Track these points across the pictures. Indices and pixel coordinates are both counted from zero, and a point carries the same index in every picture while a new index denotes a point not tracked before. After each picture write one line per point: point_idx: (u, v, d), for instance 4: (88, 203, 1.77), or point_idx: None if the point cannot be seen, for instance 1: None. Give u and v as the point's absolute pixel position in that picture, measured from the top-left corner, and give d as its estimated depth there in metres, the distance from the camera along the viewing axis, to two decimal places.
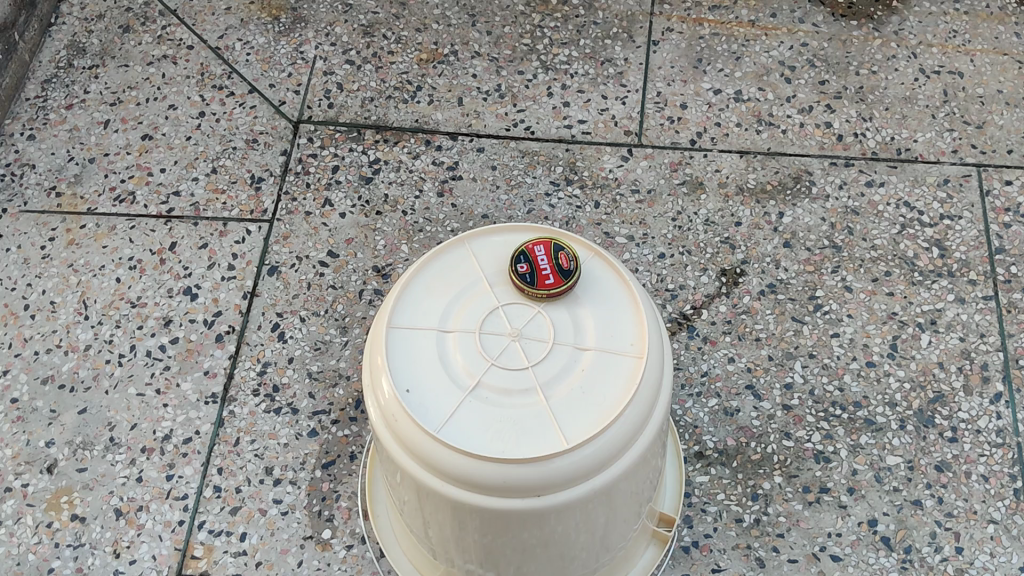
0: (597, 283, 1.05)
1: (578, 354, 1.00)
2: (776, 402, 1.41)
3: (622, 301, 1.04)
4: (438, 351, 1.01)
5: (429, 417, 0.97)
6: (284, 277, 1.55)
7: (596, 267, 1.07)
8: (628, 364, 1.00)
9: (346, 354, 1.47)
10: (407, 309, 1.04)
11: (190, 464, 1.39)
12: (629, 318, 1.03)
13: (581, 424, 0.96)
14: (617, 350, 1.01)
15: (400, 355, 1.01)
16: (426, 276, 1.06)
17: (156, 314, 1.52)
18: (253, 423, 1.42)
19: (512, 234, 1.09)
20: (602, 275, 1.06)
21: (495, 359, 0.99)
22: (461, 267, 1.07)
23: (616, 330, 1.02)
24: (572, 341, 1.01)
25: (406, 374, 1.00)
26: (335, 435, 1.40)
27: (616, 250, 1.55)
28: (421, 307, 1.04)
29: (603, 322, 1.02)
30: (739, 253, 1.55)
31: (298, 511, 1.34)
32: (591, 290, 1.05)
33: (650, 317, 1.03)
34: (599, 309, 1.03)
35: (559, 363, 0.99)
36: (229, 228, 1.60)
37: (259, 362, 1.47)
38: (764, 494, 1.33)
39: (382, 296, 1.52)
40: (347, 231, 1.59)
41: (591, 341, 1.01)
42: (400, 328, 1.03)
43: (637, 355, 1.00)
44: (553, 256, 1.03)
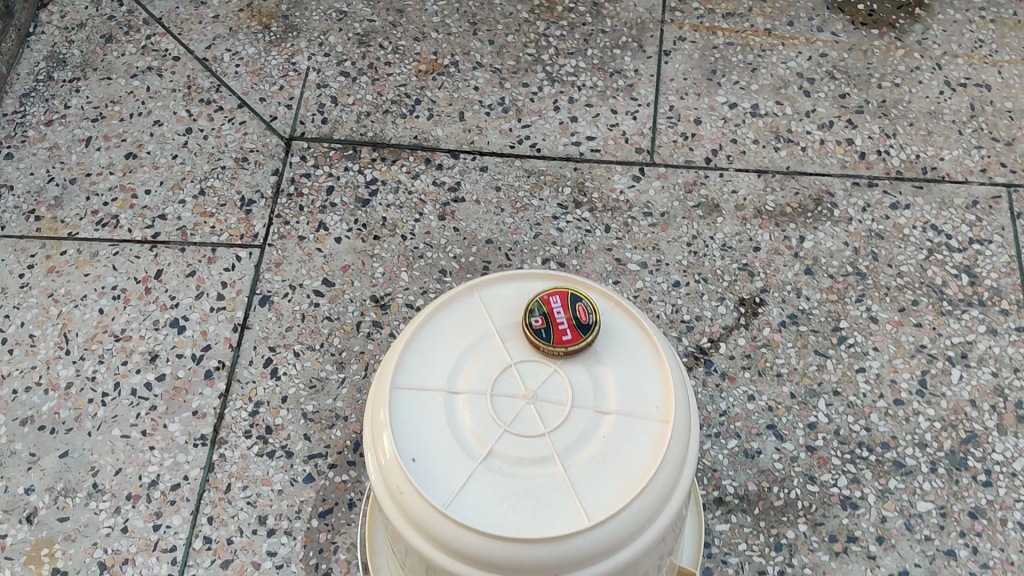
0: (617, 335, 0.96)
1: (597, 418, 0.90)
2: (799, 443, 1.33)
3: (646, 356, 0.94)
4: (445, 415, 0.91)
5: (434, 490, 0.87)
6: (276, 308, 1.46)
7: (616, 316, 0.97)
8: (653, 429, 0.90)
9: (344, 393, 1.38)
10: (410, 364, 0.94)
11: (178, 512, 1.31)
12: (654, 374, 0.93)
13: (603, 498, 0.86)
14: (641, 412, 0.91)
15: (403, 418, 0.91)
16: (431, 327, 0.97)
17: (141, 349, 1.44)
18: (245, 467, 1.34)
19: (525, 281, 1.00)
20: (624, 326, 0.96)
21: (509, 425, 0.89)
22: (469, 319, 0.97)
23: (640, 389, 0.92)
24: (592, 403, 0.91)
25: (409, 441, 0.90)
26: (332, 480, 1.32)
27: (629, 278, 1.47)
28: (426, 364, 0.94)
29: (626, 381, 0.93)
30: (758, 281, 1.47)
31: (294, 564, 1.26)
32: (611, 344, 0.95)
33: (676, 374, 0.93)
34: (621, 366, 0.93)
35: (577, 428, 0.89)
36: (217, 254, 1.51)
37: (251, 402, 1.38)
38: (788, 544, 1.25)
39: (381, 328, 1.44)
40: (343, 258, 1.50)
41: (612, 403, 0.91)
42: (403, 387, 0.93)
43: (664, 418, 0.90)
44: (570, 309, 0.93)
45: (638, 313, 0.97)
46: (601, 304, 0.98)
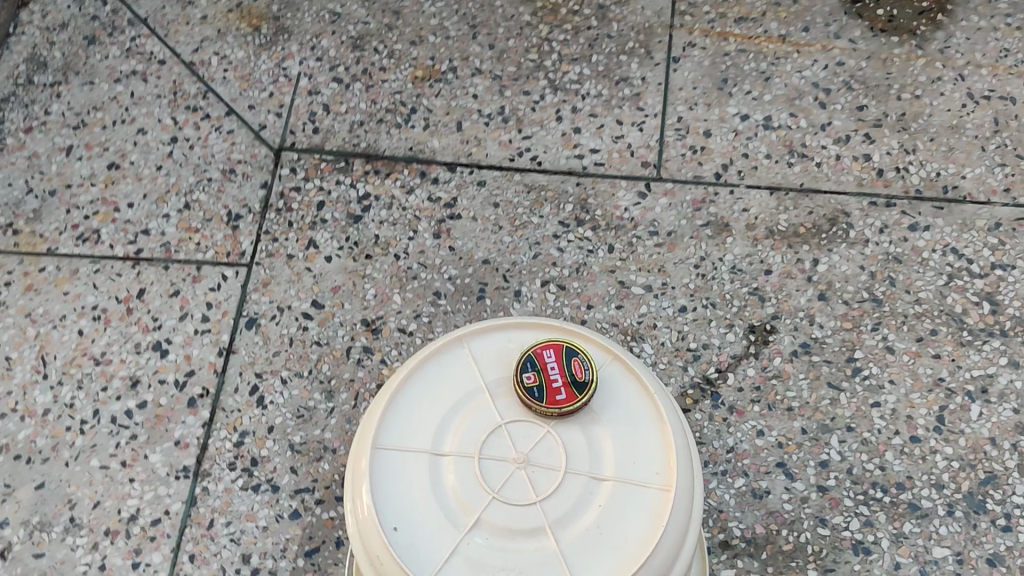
0: (616, 393, 0.89)
1: (594, 485, 0.83)
2: (809, 482, 1.27)
3: (647, 416, 0.87)
4: (430, 479, 0.84)
5: (417, 564, 0.80)
6: (263, 331, 1.40)
7: (615, 371, 0.90)
8: (653, 498, 0.83)
9: (332, 424, 1.32)
10: (394, 422, 0.87)
11: (158, 549, 1.25)
12: (656, 437, 0.86)
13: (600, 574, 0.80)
14: (642, 479, 0.84)
15: (384, 482, 0.84)
16: (416, 380, 0.89)
17: (122, 373, 1.38)
18: (228, 502, 1.27)
19: (517, 329, 0.93)
20: (624, 383, 0.89)
21: (498, 492, 0.82)
22: (459, 372, 0.90)
23: (640, 452, 0.85)
24: (588, 468, 0.84)
25: (391, 509, 0.83)
26: (320, 517, 1.26)
27: (632, 302, 1.40)
28: (410, 422, 0.87)
29: (625, 444, 0.86)
30: (770, 306, 1.40)
31: None
32: (610, 402, 0.88)
33: (680, 437, 0.86)
34: (620, 427, 0.86)
35: (572, 496, 0.82)
36: (203, 272, 1.45)
37: (235, 432, 1.32)
38: None
39: (372, 354, 1.37)
40: (333, 278, 1.44)
41: (610, 468, 0.84)
42: (385, 448, 0.86)
43: (666, 486, 0.83)
44: (565, 365, 0.87)
45: (639, 368, 0.90)
46: (600, 358, 0.91)
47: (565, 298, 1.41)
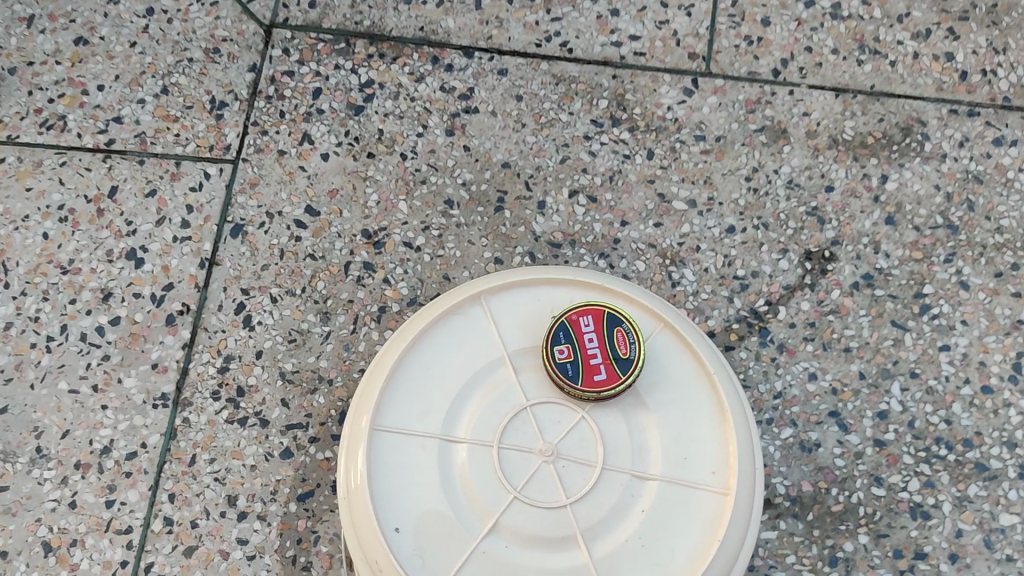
0: (667, 375, 0.88)
1: (638, 484, 0.84)
2: (865, 435, 1.13)
3: (704, 407, 0.87)
4: (446, 456, 0.85)
5: (430, 541, 0.82)
6: (250, 241, 1.23)
7: (666, 345, 0.90)
8: (708, 501, 0.83)
9: (329, 350, 1.17)
10: (401, 389, 0.87)
11: (135, 487, 1.12)
12: (712, 429, 0.86)
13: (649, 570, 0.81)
14: (695, 478, 0.84)
15: (387, 457, 0.84)
16: (427, 344, 0.89)
17: (92, 285, 1.22)
18: (212, 436, 1.14)
19: (544, 293, 0.92)
20: (678, 365, 0.88)
21: (532, 479, 0.83)
22: (474, 338, 0.90)
23: (696, 446, 0.85)
24: (631, 465, 0.84)
25: (394, 489, 0.84)
26: (314, 458, 1.13)
27: (673, 220, 1.22)
28: (418, 391, 0.87)
29: (678, 437, 0.86)
30: (829, 229, 1.22)
31: (268, 555, 1.09)
32: (659, 384, 0.88)
33: (741, 432, 0.85)
34: (673, 419, 0.86)
35: (612, 496, 0.83)
36: (182, 169, 1.27)
37: (220, 356, 1.18)
38: (845, 558, 1.07)
39: (374, 272, 1.21)
40: (330, 180, 1.26)
41: (655, 466, 0.84)
42: (388, 418, 0.86)
43: (722, 489, 0.83)
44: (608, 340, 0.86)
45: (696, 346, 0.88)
46: (649, 329, 0.90)
47: (595, 213, 1.23)
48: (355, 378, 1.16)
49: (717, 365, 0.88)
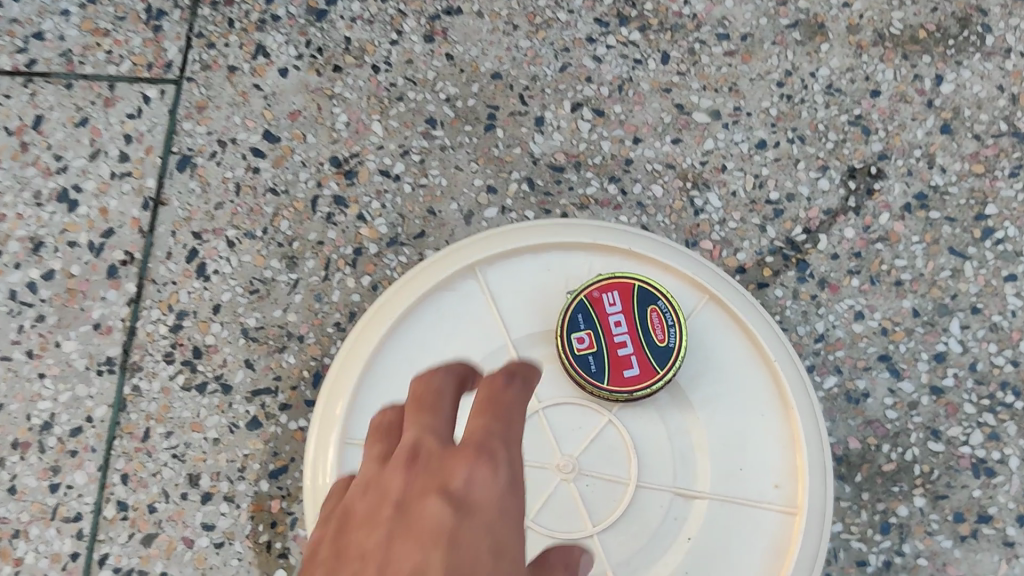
0: (717, 362, 0.81)
1: (684, 502, 0.77)
2: (920, 382, 0.98)
3: (763, 407, 0.80)
4: None
5: None
6: (201, 174, 1.05)
7: (711, 324, 0.83)
8: (772, 517, 0.77)
9: (298, 302, 1.01)
10: (387, 373, 0.81)
11: (81, 468, 0.98)
12: (774, 430, 0.80)
13: None
14: (758, 493, 0.78)
15: (365, 454, 0.79)
16: (418, 320, 0.82)
17: (19, 233, 1.05)
18: (167, 406, 0.99)
19: (555, 266, 0.84)
20: (729, 355, 0.81)
21: (554, 496, 0.77)
22: (472, 315, 0.82)
23: (755, 454, 0.79)
24: (674, 481, 0.78)
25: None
26: (286, 428, 0.98)
27: (694, 135, 1.04)
28: (406, 375, 0.81)
29: (733, 443, 0.79)
30: (876, 142, 1.04)
31: (238, 542, 0.95)
32: (706, 373, 0.81)
33: (811, 434, 0.79)
34: (727, 424, 0.79)
35: (653, 518, 0.77)
36: (117, 92, 1.09)
37: (171, 312, 1.01)
38: (899, 524, 0.94)
39: (346, 208, 1.03)
40: (291, 99, 1.07)
41: (704, 480, 0.78)
42: (369, 405, 0.80)
43: (787, 505, 0.77)
44: (643, 329, 0.79)
45: (754, 328, 0.81)
46: (692, 303, 0.83)
47: (603, 129, 1.05)
48: (329, 334, 1.00)
49: (779, 352, 0.81)
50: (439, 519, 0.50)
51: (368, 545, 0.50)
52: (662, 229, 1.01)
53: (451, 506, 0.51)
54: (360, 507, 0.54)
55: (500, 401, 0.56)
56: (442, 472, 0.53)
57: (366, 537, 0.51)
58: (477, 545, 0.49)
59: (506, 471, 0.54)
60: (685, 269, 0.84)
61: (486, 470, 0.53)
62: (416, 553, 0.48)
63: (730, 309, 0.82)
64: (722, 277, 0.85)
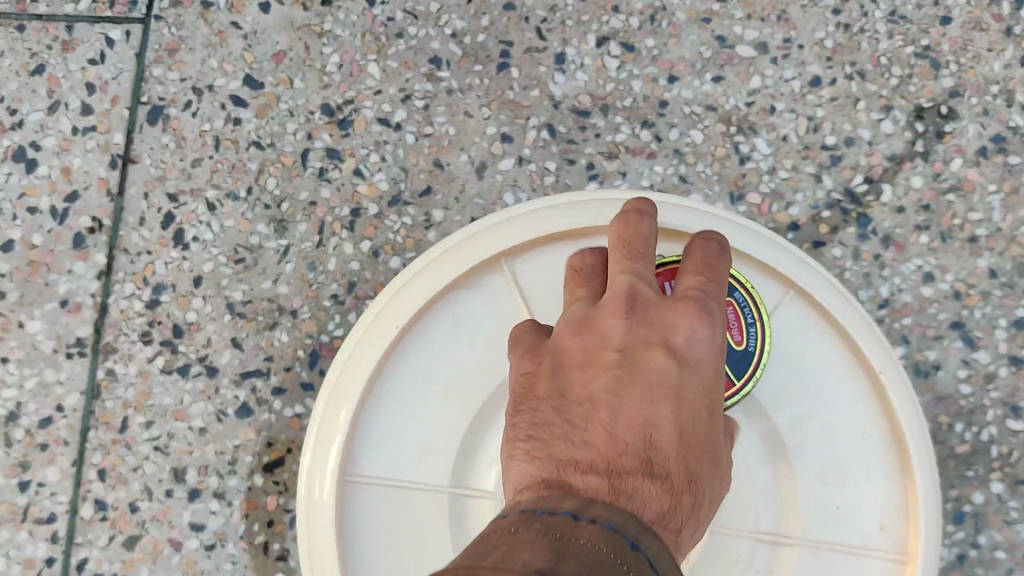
0: (809, 372, 0.70)
1: (769, 549, 0.68)
2: (998, 352, 0.86)
3: (867, 433, 0.69)
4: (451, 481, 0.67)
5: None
6: (175, 127, 0.93)
7: (799, 324, 0.70)
8: (877, 565, 0.68)
9: (289, 272, 0.89)
10: (404, 373, 0.69)
11: (54, 464, 0.87)
12: (879, 458, 0.69)
13: None
14: (860, 536, 0.68)
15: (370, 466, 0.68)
16: (432, 331, 0.70)
17: None
18: (146, 392, 0.88)
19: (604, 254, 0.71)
20: (822, 365, 0.70)
21: None
22: (494, 324, 0.70)
23: (857, 489, 0.68)
24: (757, 524, 0.68)
25: (373, 543, 0.67)
26: (281, 415, 0.87)
27: (738, 71, 0.91)
28: (421, 389, 0.69)
29: (830, 476, 0.68)
30: (947, 76, 0.91)
31: (231, 544, 0.85)
32: (794, 388, 0.69)
33: (924, 465, 0.68)
34: (822, 451, 0.69)
35: (733, 567, 0.67)
36: (76, 34, 0.95)
37: (147, 285, 0.90)
38: (975, 514, 0.83)
39: (341, 163, 0.90)
40: (274, 38, 0.94)
41: (793, 523, 0.68)
42: (367, 433, 0.69)
43: (893, 550, 0.68)
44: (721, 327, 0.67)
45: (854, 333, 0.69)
46: (774, 296, 0.71)
47: (633, 66, 0.91)
48: (326, 307, 0.88)
49: (886, 363, 0.69)
50: (666, 373, 0.55)
51: (598, 389, 0.54)
52: (703, 180, 0.89)
53: (677, 362, 0.56)
54: (576, 347, 0.57)
55: (715, 263, 0.61)
56: (663, 323, 0.57)
57: (591, 378, 0.55)
58: (698, 401, 0.56)
59: (718, 337, 0.59)
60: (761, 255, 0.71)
61: (705, 329, 0.57)
62: (649, 406, 0.54)
63: (824, 309, 0.70)
64: (811, 264, 0.72)
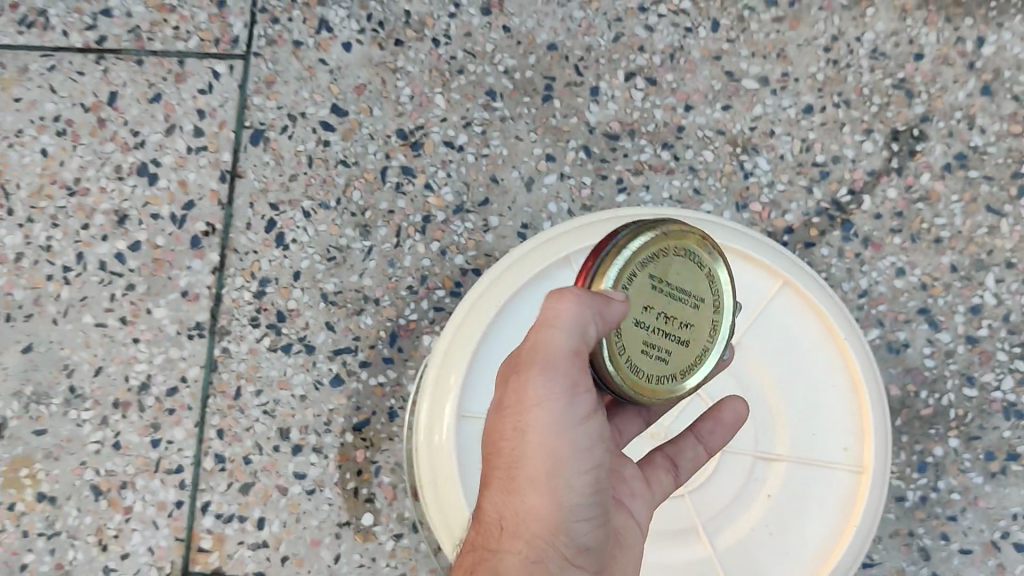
0: (792, 339, 0.90)
1: (765, 464, 0.89)
2: (957, 333, 1.04)
3: (835, 383, 0.90)
4: None
5: None
6: (274, 148, 1.11)
7: (787, 304, 0.90)
8: (841, 476, 0.88)
9: (372, 267, 1.08)
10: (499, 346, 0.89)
11: (180, 424, 1.07)
12: (843, 400, 0.90)
13: (781, 548, 0.87)
14: (830, 456, 0.89)
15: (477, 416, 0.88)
16: (518, 313, 0.90)
17: (104, 206, 1.12)
18: (255, 366, 1.07)
19: None
20: (803, 334, 0.90)
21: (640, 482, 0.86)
22: None
23: (826, 424, 0.89)
24: (755, 446, 0.89)
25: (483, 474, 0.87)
26: (367, 384, 1.06)
27: (744, 101, 1.09)
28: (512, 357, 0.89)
29: (806, 413, 0.89)
30: (919, 103, 1.09)
31: (328, 489, 1.04)
32: (780, 352, 0.90)
33: (876, 406, 0.89)
34: (801, 396, 0.89)
35: (738, 479, 0.88)
36: (188, 68, 1.14)
37: (255, 279, 1.09)
38: (935, 464, 1.02)
39: (414, 178, 1.09)
40: (356, 73, 1.12)
41: (781, 445, 0.89)
42: (474, 386, 0.88)
43: (855, 466, 0.88)
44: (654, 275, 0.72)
45: (826, 312, 0.89)
46: (769, 285, 0.90)
47: (656, 97, 1.10)
48: (403, 296, 1.07)
49: (850, 333, 0.90)
50: None
51: None
52: (713, 191, 1.07)
53: None
54: None
55: None
56: None
57: None
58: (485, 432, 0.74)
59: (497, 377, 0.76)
60: (760, 255, 0.90)
61: None
62: None
63: (804, 293, 0.90)
64: (794, 260, 0.92)
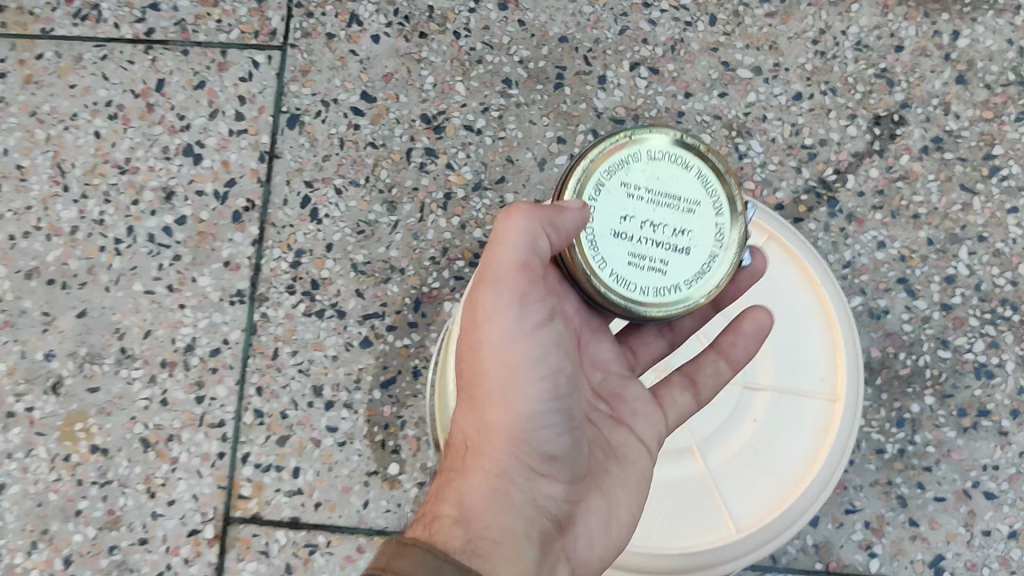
0: (776, 287, 1.02)
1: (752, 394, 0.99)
2: (933, 300, 1.14)
3: (814, 324, 1.01)
4: None
5: None
6: (308, 131, 1.21)
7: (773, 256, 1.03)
8: (818, 405, 0.99)
9: (398, 240, 1.18)
10: None
11: (222, 382, 1.17)
12: (820, 338, 1.01)
13: (766, 468, 0.97)
14: (809, 387, 0.99)
15: None
16: None
17: (152, 184, 1.22)
18: (292, 329, 1.17)
19: None
20: (786, 282, 1.02)
21: None
22: None
23: (805, 359, 1.00)
24: (742, 378, 0.99)
25: None
26: (393, 345, 1.16)
27: (739, 89, 1.19)
28: None
29: (788, 349, 1.00)
30: (899, 92, 1.19)
31: (358, 441, 1.14)
32: (766, 297, 1.01)
33: (849, 343, 1.00)
34: (784, 334, 1.01)
35: (728, 406, 0.98)
36: (229, 58, 1.24)
37: (291, 250, 1.18)
38: (912, 419, 1.12)
39: (436, 158, 1.20)
40: (384, 63, 1.23)
41: (766, 376, 0.99)
42: None
43: (830, 395, 0.99)
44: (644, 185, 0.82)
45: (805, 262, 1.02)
46: (756, 239, 1.03)
47: (658, 85, 1.20)
48: (426, 266, 1.17)
49: (826, 281, 1.02)
50: None
51: None
52: None
53: None
54: None
55: None
56: None
57: None
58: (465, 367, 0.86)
59: None
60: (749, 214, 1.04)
61: None
62: None
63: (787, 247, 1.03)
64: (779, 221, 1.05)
